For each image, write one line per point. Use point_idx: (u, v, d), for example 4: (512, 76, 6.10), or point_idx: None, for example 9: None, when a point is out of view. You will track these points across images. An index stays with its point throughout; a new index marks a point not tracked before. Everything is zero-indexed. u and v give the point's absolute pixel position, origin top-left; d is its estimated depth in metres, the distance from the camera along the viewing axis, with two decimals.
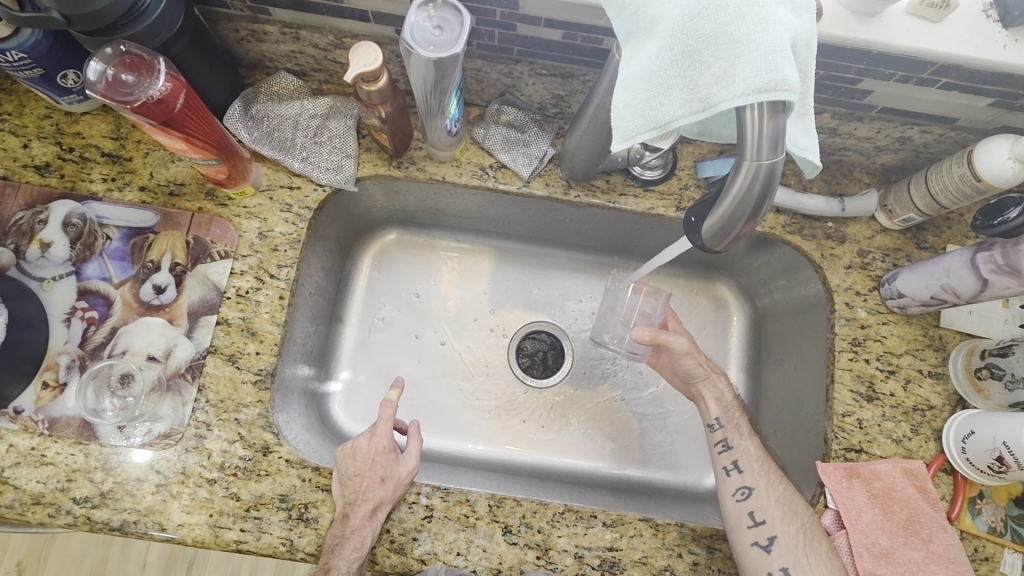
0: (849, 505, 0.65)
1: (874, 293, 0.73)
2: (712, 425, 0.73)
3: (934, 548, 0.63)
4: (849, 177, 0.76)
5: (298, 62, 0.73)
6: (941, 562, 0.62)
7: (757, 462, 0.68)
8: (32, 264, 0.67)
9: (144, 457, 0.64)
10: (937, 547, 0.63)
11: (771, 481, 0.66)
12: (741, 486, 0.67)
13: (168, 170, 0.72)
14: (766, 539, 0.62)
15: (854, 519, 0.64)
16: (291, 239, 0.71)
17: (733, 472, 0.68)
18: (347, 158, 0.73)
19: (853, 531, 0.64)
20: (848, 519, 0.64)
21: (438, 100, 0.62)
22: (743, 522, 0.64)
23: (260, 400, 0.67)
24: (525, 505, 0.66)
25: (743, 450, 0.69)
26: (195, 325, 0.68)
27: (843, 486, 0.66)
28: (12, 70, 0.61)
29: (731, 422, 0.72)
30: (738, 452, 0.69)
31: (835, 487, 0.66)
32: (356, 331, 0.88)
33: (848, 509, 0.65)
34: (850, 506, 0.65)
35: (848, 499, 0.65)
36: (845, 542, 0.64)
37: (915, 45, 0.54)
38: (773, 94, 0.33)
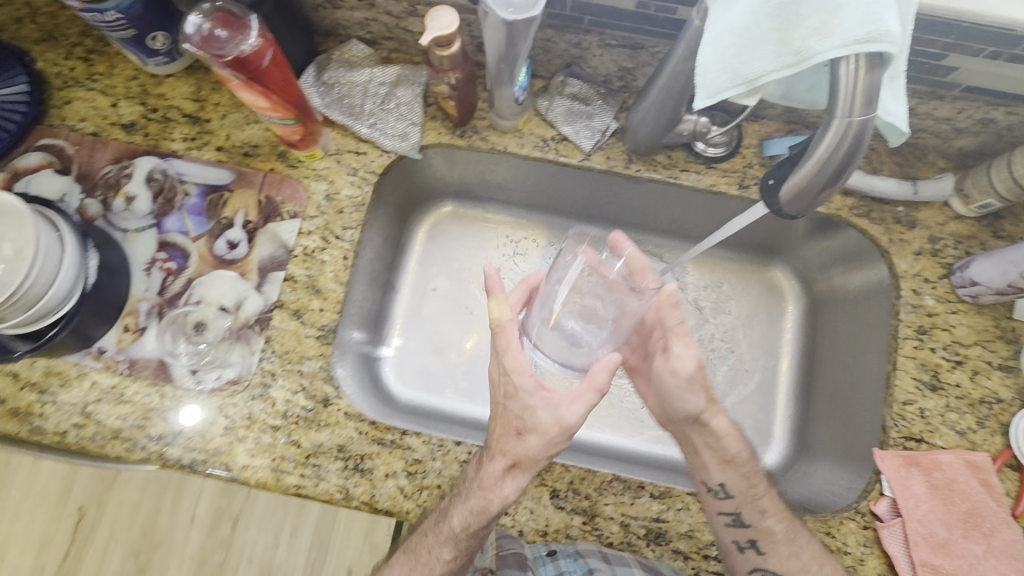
0: (907, 493, 0.64)
1: (943, 281, 0.71)
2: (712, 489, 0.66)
3: (997, 543, 0.61)
4: (923, 160, 0.73)
5: (370, 30, 0.75)
6: (1003, 558, 0.60)
7: (783, 545, 0.64)
8: (117, 216, 0.71)
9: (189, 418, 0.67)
10: (1000, 542, 0.61)
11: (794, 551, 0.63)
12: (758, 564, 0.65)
13: (243, 132, 0.75)
14: None
15: (912, 508, 0.63)
16: (356, 202, 0.74)
17: (749, 550, 0.65)
18: (412, 126, 0.75)
19: (909, 520, 0.63)
20: (905, 507, 0.63)
21: (509, 70, 0.64)
22: None
23: (322, 353, 0.69)
24: (573, 472, 0.66)
25: (763, 529, 0.65)
26: (264, 280, 0.71)
27: (901, 474, 0.65)
28: (109, 30, 0.65)
29: (746, 493, 0.66)
30: (758, 533, 0.65)
31: (892, 474, 0.65)
32: (408, 299, 0.90)
33: (906, 498, 0.64)
34: (908, 494, 0.64)
35: (906, 488, 0.64)
36: (901, 530, 0.63)
37: (1010, 17, 0.52)
38: (874, 45, 0.34)
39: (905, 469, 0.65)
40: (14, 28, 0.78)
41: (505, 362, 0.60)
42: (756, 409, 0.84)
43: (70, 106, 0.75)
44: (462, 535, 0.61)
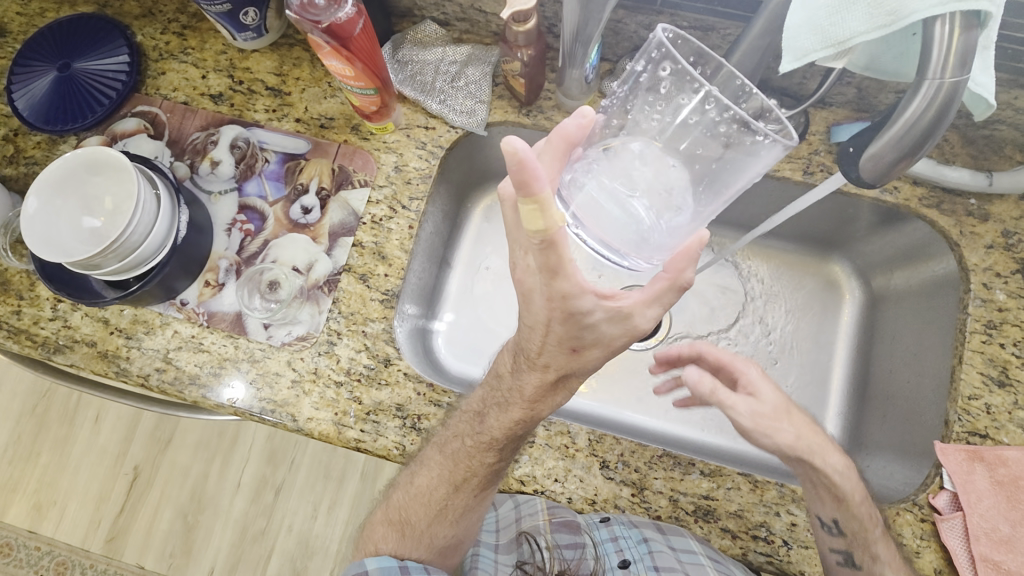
0: (969, 487, 0.62)
1: (1016, 276, 0.69)
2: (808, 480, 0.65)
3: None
4: (999, 153, 0.71)
5: (445, 11, 0.78)
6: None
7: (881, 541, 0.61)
8: (203, 179, 0.76)
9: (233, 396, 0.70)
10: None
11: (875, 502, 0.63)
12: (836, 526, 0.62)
13: (321, 105, 0.79)
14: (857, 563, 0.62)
15: (974, 502, 0.62)
16: (424, 174, 0.77)
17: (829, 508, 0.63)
18: (480, 103, 0.77)
19: (971, 514, 0.61)
20: (967, 501, 0.62)
21: (583, 50, 0.65)
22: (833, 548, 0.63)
23: (385, 316, 0.72)
24: (624, 444, 0.68)
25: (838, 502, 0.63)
26: (334, 244, 0.74)
27: (964, 467, 0.63)
28: (208, 4, 0.70)
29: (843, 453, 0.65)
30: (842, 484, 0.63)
31: (954, 468, 0.63)
32: (462, 275, 0.93)
33: (967, 492, 0.62)
34: (970, 488, 0.62)
35: (968, 482, 0.63)
36: (961, 524, 0.62)
37: None
38: (971, 2, 0.34)
39: (969, 462, 0.63)
40: (118, 4, 0.84)
41: (556, 288, 0.50)
42: (808, 402, 0.83)
43: (164, 77, 0.81)
44: (501, 438, 0.64)
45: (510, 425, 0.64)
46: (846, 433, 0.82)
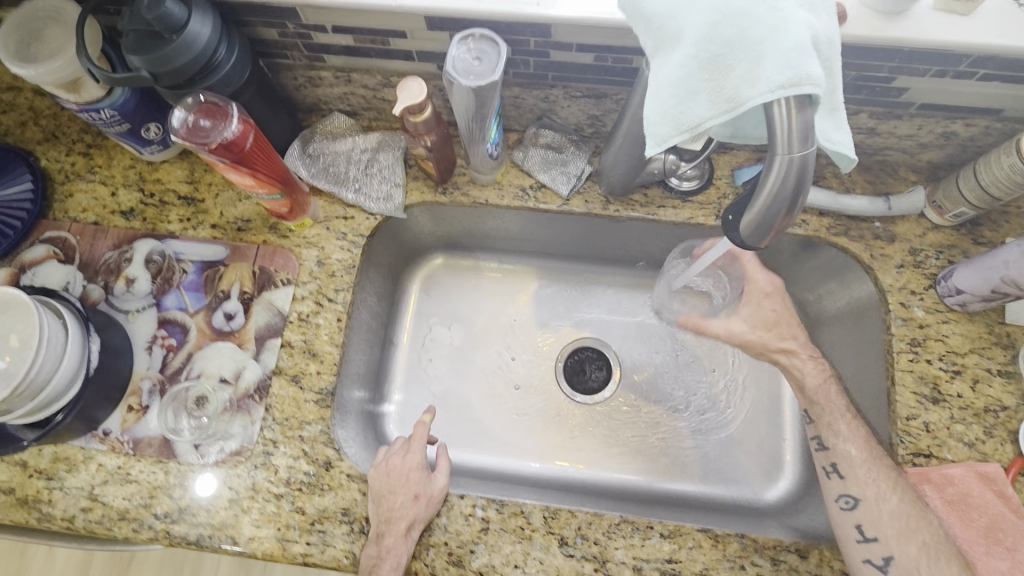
0: (902, 533, 0.60)
1: (930, 292, 0.71)
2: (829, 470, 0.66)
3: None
4: (893, 176, 0.75)
5: (350, 103, 0.79)
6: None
7: (862, 467, 0.64)
8: (118, 298, 0.74)
9: (204, 485, 0.67)
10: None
11: (881, 492, 0.62)
12: (845, 494, 0.64)
13: (235, 208, 0.78)
14: (880, 558, 0.60)
15: (906, 544, 0.60)
16: (347, 265, 0.76)
17: (834, 476, 0.66)
18: (396, 187, 0.78)
19: (860, 560, 0.61)
20: (920, 554, 0.59)
21: (480, 128, 0.66)
22: (851, 536, 0.62)
23: (322, 417, 0.70)
24: (580, 517, 0.66)
25: (842, 452, 0.66)
26: (262, 348, 0.72)
27: (878, 482, 0.62)
28: (105, 126, 0.69)
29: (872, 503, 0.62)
30: (836, 455, 0.66)
31: (879, 518, 0.61)
32: (408, 352, 0.91)
33: (906, 540, 0.60)
34: (910, 534, 0.60)
35: (879, 526, 0.61)
36: (919, 571, 0.59)
37: (947, 38, 0.54)
38: (798, 88, 0.35)
39: (855, 514, 0.62)
40: (19, 130, 0.83)
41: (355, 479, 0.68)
42: (763, 435, 0.85)
43: (72, 198, 0.79)
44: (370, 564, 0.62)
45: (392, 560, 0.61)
46: (806, 460, 0.83)
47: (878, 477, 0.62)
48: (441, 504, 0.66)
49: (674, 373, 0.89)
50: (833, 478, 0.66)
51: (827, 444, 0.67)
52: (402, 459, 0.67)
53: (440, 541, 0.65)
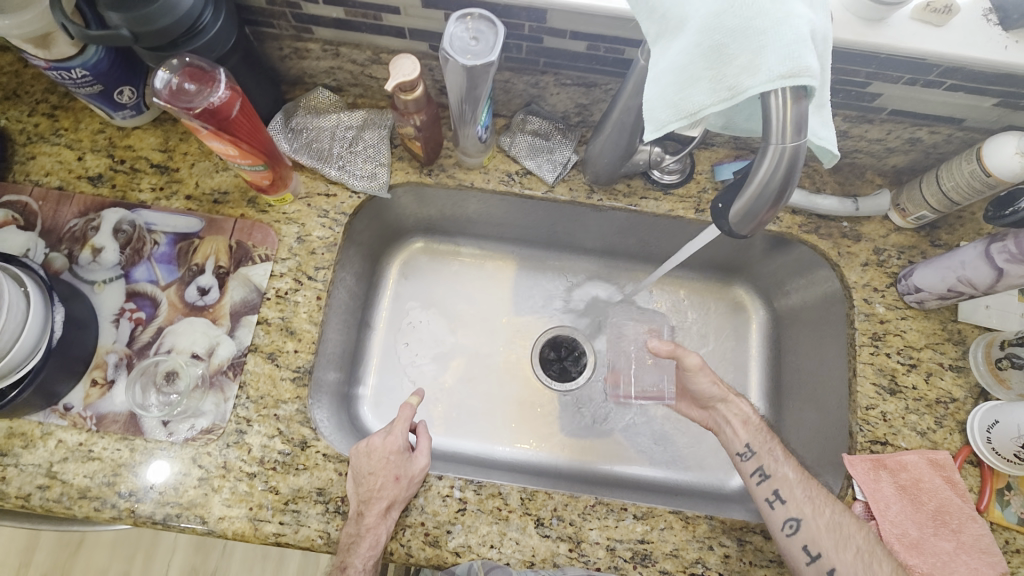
0: (840, 543, 0.62)
1: (891, 289, 0.75)
2: (767, 496, 0.68)
3: None
4: (861, 179, 0.78)
5: (336, 78, 0.77)
6: None
7: (799, 487, 0.66)
8: (84, 268, 0.71)
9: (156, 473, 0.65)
10: None
11: (817, 506, 0.64)
12: (787, 517, 0.65)
13: (212, 180, 0.76)
14: (825, 573, 0.61)
15: (844, 553, 0.61)
16: (328, 243, 0.75)
17: (775, 503, 0.67)
18: (380, 167, 0.77)
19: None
20: (857, 560, 0.61)
21: (472, 110, 0.66)
22: (800, 557, 0.63)
23: (299, 396, 0.69)
24: (556, 498, 0.67)
25: (780, 476, 0.68)
26: (237, 324, 0.71)
27: (813, 498, 0.65)
28: (75, 87, 0.66)
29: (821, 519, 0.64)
30: (777, 480, 0.68)
31: (820, 534, 0.63)
32: (384, 335, 0.90)
33: (843, 549, 0.62)
34: (846, 542, 0.62)
35: (819, 541, 0.63)
36: None
37: (921, 47, 0.57)
38: (796, 80, 0.37)
39: (800, 535, 0.64)
40: None
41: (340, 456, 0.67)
42: None
43: (34, 161, 0.75)
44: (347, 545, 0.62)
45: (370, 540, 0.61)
46: None
47: (813, 495, 0.65)
48: (419, 485, 0.66)
49: None
50: (775, 505, 0.67)
51: (767, 469, 0.70)
52: (383, 441, 0.65)
53: (417, 521, 0.65)
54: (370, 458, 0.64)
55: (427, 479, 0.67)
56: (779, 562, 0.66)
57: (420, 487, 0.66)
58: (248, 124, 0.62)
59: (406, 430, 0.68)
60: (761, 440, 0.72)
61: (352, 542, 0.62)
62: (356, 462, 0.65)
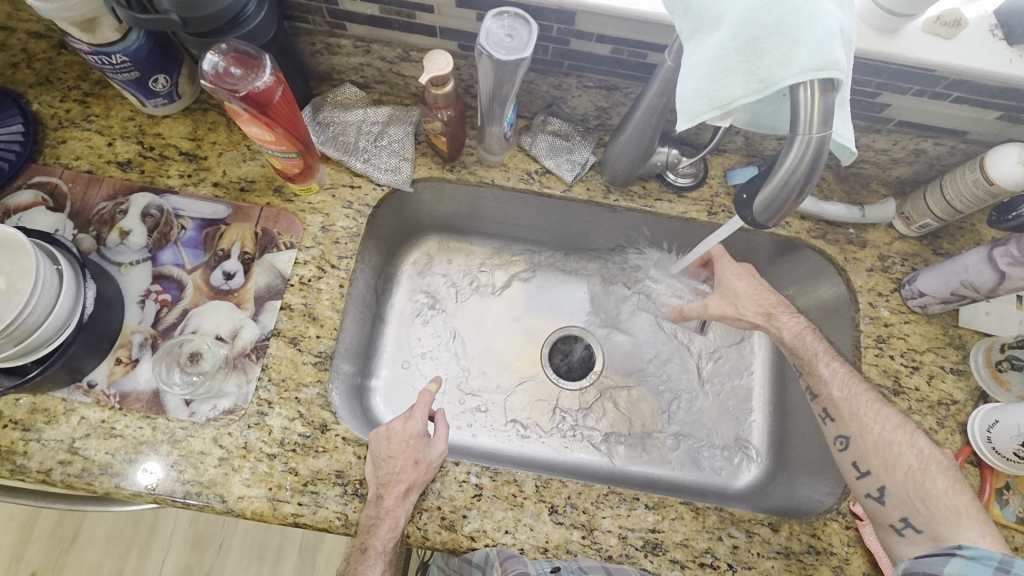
0: (888, 463, 0.64)
1: (895, 294, 0.78)
2: (824, 418, 0.71)
3: (947, 503, 0.61)
4: (867, 188, 0.82)
5: (363, 74, 0.80)
6: (945, 522, 0.60)
7: (845, 407, 0.68)
8: (112, 250, 0.72)
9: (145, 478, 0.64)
10: (944, 506, 0.61)
11: (865, 425, 0.67)
12: (838, 435, 0.69)
13: (240, 169, 0.78)
14: (876, 490, 0.65)
15: (892, 472, 0.64)
16: (351, 233, 0.77)
17: (828, 421, 0.70)
18: (403, 161, 0.79)
19: (862, 495, 0.66)
20: (907, 479, 0.63)
21: (500, 108, 0.69)
22: (851, 473, 0.67)
23: (319, 380, 0.70)
24: (570, 487, 0.68)
25: (826, 398, 0.70)
26: (261, 309, 0.72)
27: (862, 418, 0.67)
28: (112, 72, 0.68)
29: (865, 437, 0.66)
30: (825, 401, 0.70)
31: (868, 451, 0.66)
32: (398, 329, 0.92)
33: (893, 469, 0.64)
34: (894, 462, 0.64)
35: (869, 459, 0.66)
36: (910, 496, 0.62)
37: (932, 58, 0.60)
38: (826, 72, 0.39)
39: (850, 452, 0.67)
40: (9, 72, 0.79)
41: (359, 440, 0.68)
42: (734, 425, 0.90)
43: (65, 145, 0.77)
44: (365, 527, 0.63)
45: (388, 523, 0.62)
46: (773, 449, 0.88)
47: (861, 413, 0.67)
48: (437, 470, 0.67)
49: (656, 363, 0.93)
50: (827, 423, 0.70)
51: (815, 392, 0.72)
52: (403, 425, 0.67)
53: (434, 505, 0.67)
54: (389, 443, 0.66)
55: (443, 464, 0.68)
56: (787, 554, 0.67)
57: (437, 471, 0.67)
58: (287, 110, 0.64)
59: (425, 417, 0.69)
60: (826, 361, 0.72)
61: (371, 524, 0.63)
62: (376, 446, 0.66)
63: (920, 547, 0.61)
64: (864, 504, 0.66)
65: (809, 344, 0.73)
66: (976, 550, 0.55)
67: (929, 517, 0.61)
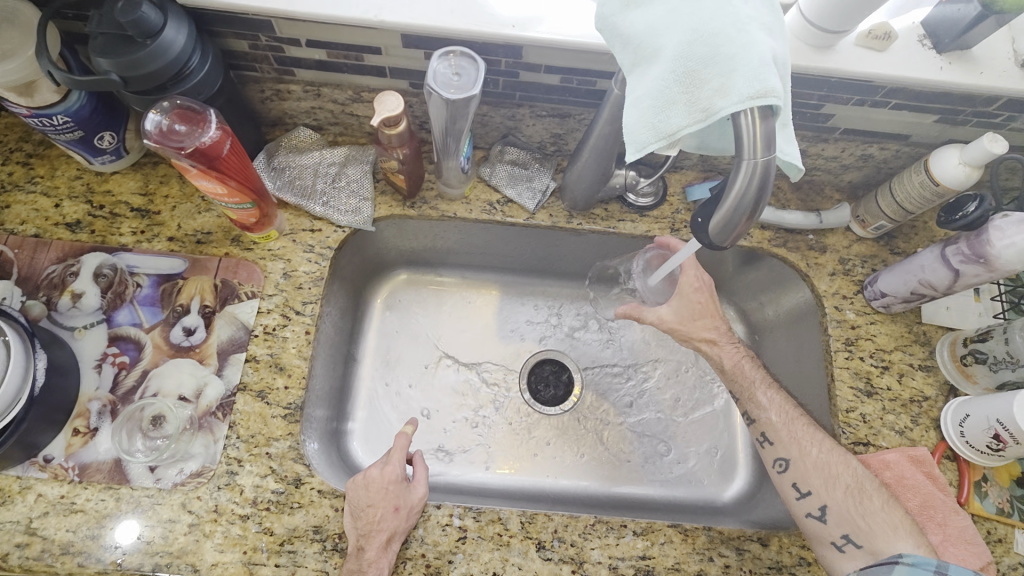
0: (828, 481, 0.64)
1: (858, 296, 0.79)
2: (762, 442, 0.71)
3: (885, 518, 0.62)
4: (821, 194, 0.84)
5: (316, 117, 0.80)
6: (886, 536, 0.61)
7: (784, 429, 0.69)
8: (64, 315, 0.70)
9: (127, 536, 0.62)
10: (882, 520, 0.61)
11: (802, 445, 0.67)
12: (777, 457, 0.69)
13: (195, 221, 0.76)
14: (817, 509, 0.64)
15: (833, 490, 0.64)
16: (314, 278, 0.76)
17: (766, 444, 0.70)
18: (364, 201, 0.79)
19: (803, 516, 0.65)
20: (846, 497, 0.63)
21: (455, 143, 0.69)
22: (791, 494, 0.67)
23: (290, 433, 0.68)
24: (556, 520, 0.67)
25: (765, 420, 0.71)
26: (225, 363, 0.70)
27: (799, 439, 0.67)
28: (54, 133, 0.66)
29: (806, 457, 0.66)
30: (763, 425, 0.71)
31: (809, 473, 0.66)
32: (371, 369, 0.90)
33: (832, 487, 0.64)
34: (834, 480, 0.64)
35: (809, 480, 0.65)
36: (850, 513, 0.63)
37: (867, 70, 0.62)
38: (764, 99, 0.40)
39: (791, 474, 0.67)
40: None
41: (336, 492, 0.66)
42: (716, 437, 0.90)
43: (9, 210, 0.74)
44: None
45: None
46: (756, 457, 0.88)
47: (800, 436, 0.67)
48: (418, 515, 0.66)
49: (633, 381, 0.93)
50: (765, 446, 0.70)
51: (753, 416, 0.72)
52: (381, 471, 0.65)
53: (418, 553, 0.64)
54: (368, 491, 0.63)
55: (424, 509, 0.66)
56: (778, 569, 0.67)
57: (418, 517, 0.65)
58: (238, 162, 0.63)
59: (402, 460, 0.67)
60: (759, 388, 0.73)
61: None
62: (356, 496, 0.64)
63: (859, 562, 0.61)
64: (804, 526, 0.65)
65: (747, 373, 0.73)
66: (916, 557, 0.58)
67: (871, 533, 0.61)
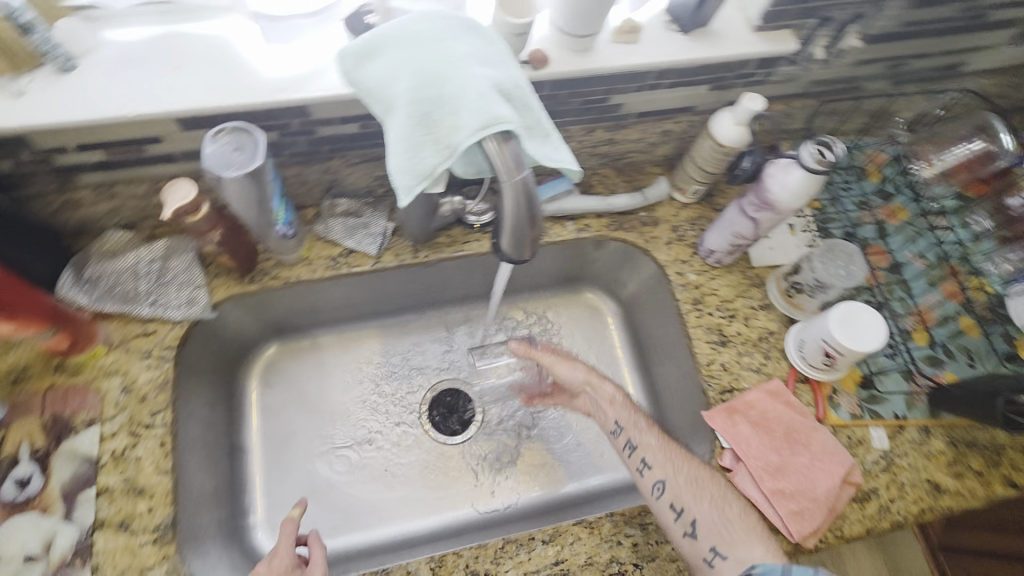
0: (697, 493, 0.68)
1: (695, 257, 0.85)
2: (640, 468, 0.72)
3: (746, 529, 0.66)
4: (642, 173, 0.90)
5: (122, 215, 0.75)
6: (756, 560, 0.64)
7: (660, 451, 0.71)
8: None
9: None
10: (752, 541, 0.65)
11: (676, 464, 0.70)
12: (655, 480, 0.70)
13: (6, 359, 0.69)
14: (690, 525, 0.66)
15: (701, 502, 0.67)
16: (158, 384, 0.71)
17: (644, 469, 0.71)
18: (197, 289, 0.75)
19: (680, 534, 0.67)
20: (713, 509, 0.67)
21: (265, 210, 0.67)
22: (668, 516, 0.68)
23: (164, 556, 0.63)
24: (466, 554, 0.67)
25: (644, 443, 0.73)
26: (73, 505, 0.64)
27: (672, 460, 0.71)
28: None
29: (679, 478, 0.69)
30: (643, 448, 0.72)
31: (681, 490, 0.68)
32: (263, 453, 0.85)
33: (701, 499, 0.67)
34: (702, 493, 0.68)
35: (682, 496, 0.68)
36: (719, 526, 0.66)
37: (626, 62, 0.68)
38: (492, 128, 0.42)
39: (667, 494, 0.68)
40: None
41: None
42: None
43: None
44: None
45: None
46: None
47: (674, 456, 0.71)
48: None
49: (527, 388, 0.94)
50: (644, 472, 0.71)
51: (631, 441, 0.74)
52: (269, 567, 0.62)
53: None
54: None
55: None
56: None
57: None
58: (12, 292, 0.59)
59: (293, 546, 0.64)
60: (627, 415, 0.76)
61: None
62: None
63: (728, 575, 0.64)
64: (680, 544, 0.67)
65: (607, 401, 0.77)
66: (765, 566, 0.62)
67: (735, 545, 0.65)
